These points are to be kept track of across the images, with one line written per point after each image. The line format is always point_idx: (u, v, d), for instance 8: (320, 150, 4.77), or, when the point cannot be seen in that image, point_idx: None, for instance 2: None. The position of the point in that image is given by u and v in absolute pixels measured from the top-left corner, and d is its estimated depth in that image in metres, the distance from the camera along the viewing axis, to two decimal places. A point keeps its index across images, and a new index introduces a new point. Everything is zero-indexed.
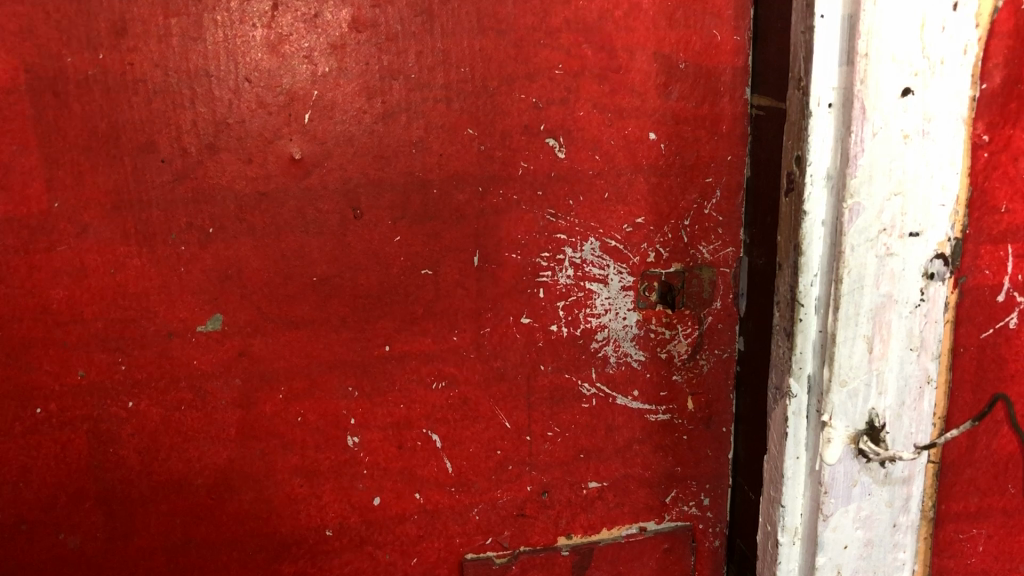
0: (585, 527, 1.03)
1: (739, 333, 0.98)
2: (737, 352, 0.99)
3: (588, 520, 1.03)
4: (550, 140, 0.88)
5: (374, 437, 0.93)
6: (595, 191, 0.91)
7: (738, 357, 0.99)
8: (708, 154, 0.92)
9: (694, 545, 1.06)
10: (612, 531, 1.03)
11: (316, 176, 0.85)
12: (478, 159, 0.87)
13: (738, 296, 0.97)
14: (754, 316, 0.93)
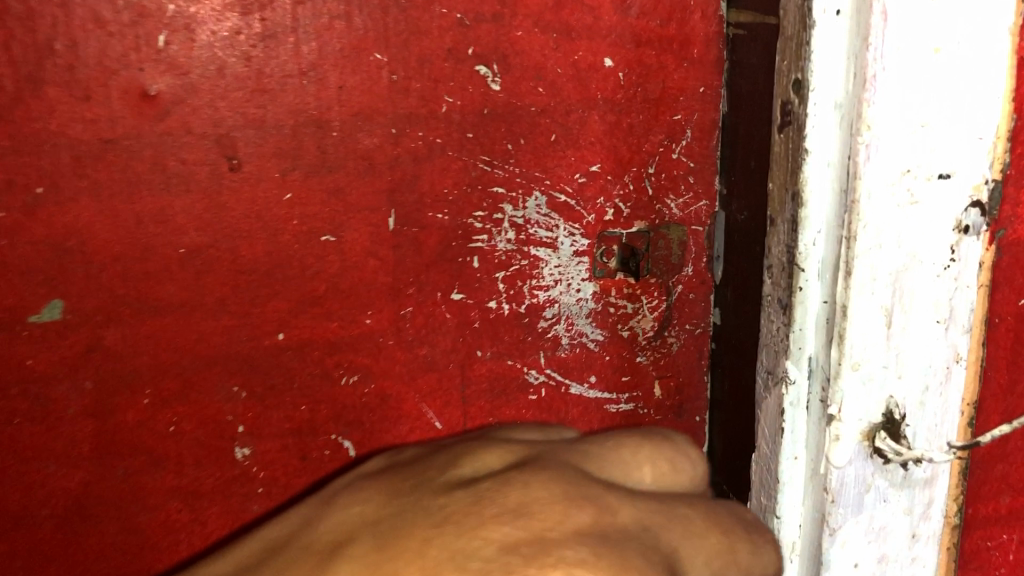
0: None
1: (715, 304, 0.81)
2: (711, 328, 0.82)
3: None
4: (480, 68, 0.70)
5: (269, 447, 0.75)
6: (539, 133, 0.73)
7: (714, 333, 0.82)
8: (676, 85, 0.74)
9: None
10: None
11: (177, 117, 0.65)
12: (390, 93, 0.69)
13: (714, 259, 0.80)
14: (736, 284, 0.76)
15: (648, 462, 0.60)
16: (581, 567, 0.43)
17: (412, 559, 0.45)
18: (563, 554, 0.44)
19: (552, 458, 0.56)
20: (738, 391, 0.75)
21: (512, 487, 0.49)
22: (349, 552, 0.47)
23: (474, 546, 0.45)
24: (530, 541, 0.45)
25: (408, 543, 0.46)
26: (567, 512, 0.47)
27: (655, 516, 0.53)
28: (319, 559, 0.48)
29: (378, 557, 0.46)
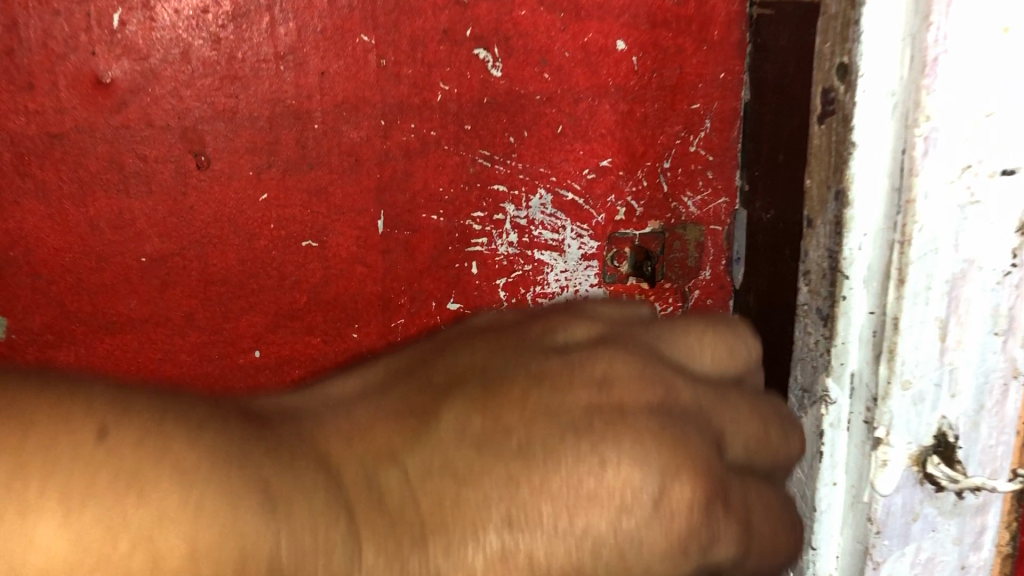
0: None
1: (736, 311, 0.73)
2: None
3: None
4: (479, 52, 0.62)
5: None
6: (544, 124, 0.65)
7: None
8: (694, 71, 0.67)
9: None
10: None
11: (136, 108, 0.57)
12: (378, 80, 0.61)
13: (733, 262, 0.71)
14: (757, 291, 0.67)
15: (711, 345, 0.51)
16: (654, 438, 0.41)
17: (512, 408, 0.43)
18: (637, 423, 0.41)
19: (638, 332, 0.51)
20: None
21: (607, 354, 0.46)
22: (454, 397, 0.44)
23: (563, 403, 0.42)
24: (609, 408, 0.42)
25: (510, 395, 0.43)
26: (646, 387, 0.44)
27: (716, 399, 0.47)
28: (430, 399, 0.45)
29: (484, 400, 0.43)
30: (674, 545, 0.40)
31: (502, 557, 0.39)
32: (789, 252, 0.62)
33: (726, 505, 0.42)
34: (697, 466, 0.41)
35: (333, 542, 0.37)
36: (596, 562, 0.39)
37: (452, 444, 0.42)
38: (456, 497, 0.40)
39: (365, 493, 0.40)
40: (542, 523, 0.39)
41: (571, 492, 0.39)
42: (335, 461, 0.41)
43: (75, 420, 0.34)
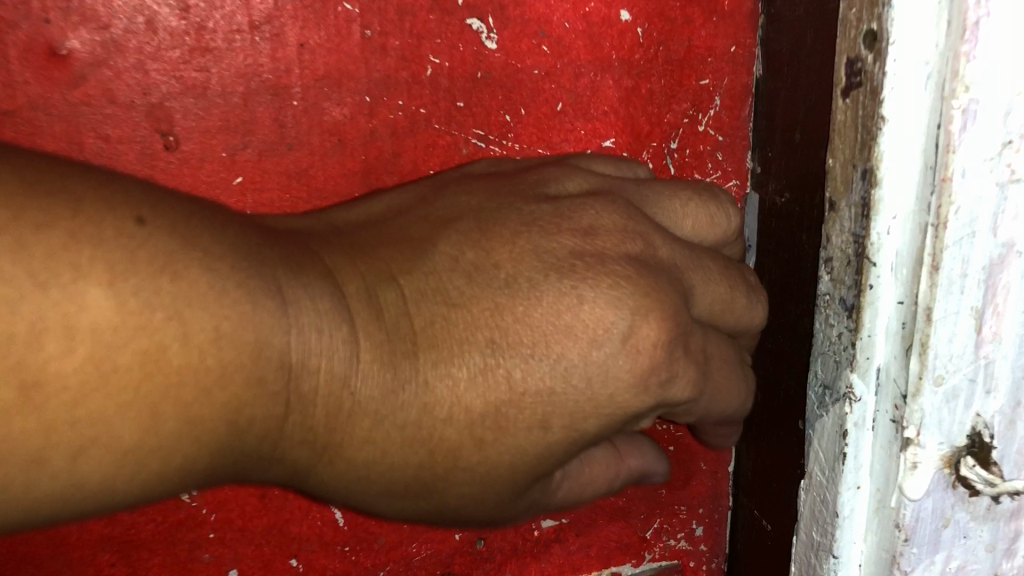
0: None
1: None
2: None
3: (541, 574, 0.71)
4: (473, 22, 0.57)
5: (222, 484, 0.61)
6: (542, 100, 0.60)
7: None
8: (702, 44, 0.62)
9: None
10: None
11: (95, 83, 0.52)
12: (363, 51, 0.56)
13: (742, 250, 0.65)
14: (768, 279, 0.61)
15: (694, 212, 0.55)
16: (625, 282, 0.47)
17: (502, 245, 0.49)
18: (615, 270, 0.48)
19: (626, 192, 0.54)
20: (771, 408, 0.62)
21: (595, 205, 0.51)
22: (451, 229, 0.50)
23: (548, 245, 0.49)
24: (591, 254, 0.48)
25: (501, 234, 0.49)
26: (628, 241, 0.49)
27: (693, 261, 0.52)
28: (428, 230, 0.50)
29: (476, 236, 0.50)
30: (638, 377, 0.47)
31: (479, 374, 0.47)
32: (805, 236, 0.56)
33: (684, 351, 0.49)
34: (666, 312, 0.48)
35: (335, 347, 0.45)
36: (569, 384, 0.47)
37: (445, 270, 0.49)
38: (446, 316, 0.47)
39: (366, 308, 0.47)
40: (522, 347, 0.47)
41: (549, 323, 0.47)
42: (336, 273, 0.47)
43: (116, 206, 0.39)
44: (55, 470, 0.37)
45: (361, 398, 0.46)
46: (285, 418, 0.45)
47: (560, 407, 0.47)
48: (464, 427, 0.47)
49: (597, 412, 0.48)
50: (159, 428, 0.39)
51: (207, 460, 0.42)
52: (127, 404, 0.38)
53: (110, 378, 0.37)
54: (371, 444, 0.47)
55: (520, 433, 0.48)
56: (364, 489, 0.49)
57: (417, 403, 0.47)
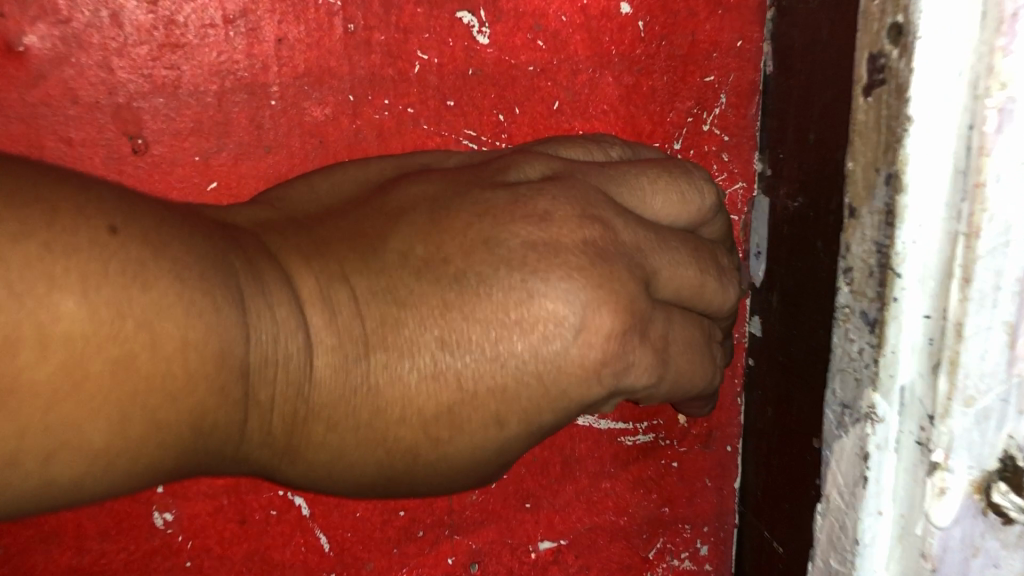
0: None
1: (754, 312, 0.62)
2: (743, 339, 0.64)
3: None
4: (463, 15, 0.54)
5: (199, 510, 0.57)
6: (538, 99, 0.57)
7: (751, 349, 0.63)
8: (707, 38, 0.59)
9: None
10: None
11: (56, 82, 0.48)
12: (346, 47, 0.52)
13: (751, 255, 0.61)
14: (783, 288, 0.58)
15: (664, 188, 0.50)
16: (578, 275, 0.43)
17: (452, 240, 0.45)
18: (568, 260, 0.43)
19: (586, 176, 0.48)
20: (791, 424, 0.58)
21: (549, 192, 0.45)
22: (403, 220, 0.45)
23: (503, 238, 0.44)
24: (544, 245, 0.44)
25: (453, 225, 0.45)
26: (584, 225, 0.44)
27: (655, 241, 0.47)
28: (382, 224, 0.45)
29: (429, 230, 0.45)
30: (591, 371, 0.44)
31: (430, 375, 0.44)
32: (820, 245, 0.52)
33: (641, 337, 0.45)
34: (619, 301, 0.44)
35: (291, 352, 0.41)
36: (521, 378, 0.44)
37: (398, 268, 0.44)
38: (394, 321, 0.43)
39: (321, 312, 0.42)
40: (473, 348, 0.44)
41: (499, 319, 0.44)
42: (295, 277, 0.42)
43: (89, 209, 0.32)
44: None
45: (316, 403, 0.43)
46: (245, 427, 0.40)
47: (517, 405, 0.44)
48: (418, 426, 0.44)
49: (550, 405, 0.45)
50: (120, 440, 0.33)
51: (177, 461, 0.36)
52: (100, 411, 0.31)
53: (83, 392, 0.31)
54: (329, 447, 0.44)
55: (475, 429, 0.45)
56: (332, 481, 0.46)
57: (369, 404, 0.43)
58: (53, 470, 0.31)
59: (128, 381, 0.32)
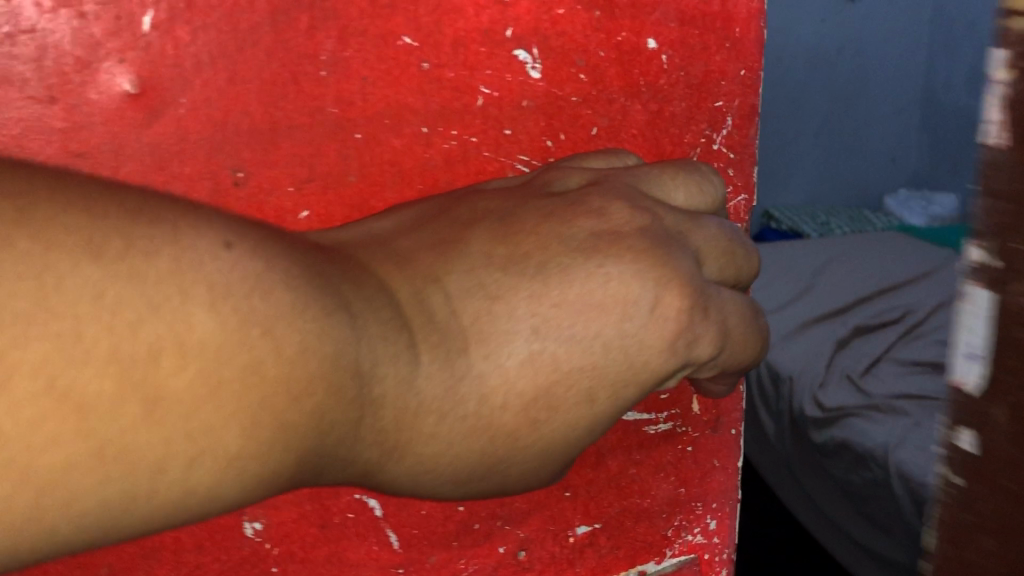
0: None
1: (958, 419, 0.46)
2: (943, 452, 0.48)
3: None
4: (518, 53, 0.60)
5: (285, 517, 0.61)
6: (580, 126, 0.63)
7: (960, 469, 0.46)
8: (718, 69, 0.67)
9: None
10: None
11: (168, 122, 0.51)
12: (421, 84, 0.57)
13: (960, 354, 0.45)
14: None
15: (683, 184, 0.60)
16: (644, 256, 0.51)
17: (526, 238, 0.52)
18: (631, 244, 0.51)
19: (620, 179, 0.58)
20: None
21: (598, 195, 0.55)
22: (477, 229, 0.52)
23: (568, 232, 0.52)
24: (608, 234, 0.52)
25: (526, 227, 0.52)
26: (636, 215, 0.53)
27: (691, 222, 0.57)
28: (456, 232, 0.53)
29: (502, 233, 0.52)
30: (667, 344, 0.51)
31: (525, 359, 0.49)
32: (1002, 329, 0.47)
33: (706, 314, 0.52)
34: (680, 276, 0.52)
35: (397, 353, 0.44)
36: (607, 354, 0.50)
37: (480, 265, 0.50)
38: (490, 310, 0.49)
39: (418, 312, 0.47)
40: (561, 330, 0.49)
41: (582, 302, 0.50)
42: (388, 285, 0.47)
43: (206, 228, 0.35)
44: (157, 494, 0.32)
45: (425, 398, 0.45)
46: (357, 430, 0.41)
47: (605, 379, 0.50)
48: (520, 411, 0.48)
49: (634, 377, 0.51)
50: (253, 440, 0.34)
51: (298, 465, 0.37)
52: (234, 415, 0.34)
53: (219, 395, 0.33)
54: (438, 439, 0.46)
55: (571, 408, 0.49)
56: (428, 483, 0.47)
57: (473, 395, 0.47)
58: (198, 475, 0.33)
59: (257, 384, 0.34)
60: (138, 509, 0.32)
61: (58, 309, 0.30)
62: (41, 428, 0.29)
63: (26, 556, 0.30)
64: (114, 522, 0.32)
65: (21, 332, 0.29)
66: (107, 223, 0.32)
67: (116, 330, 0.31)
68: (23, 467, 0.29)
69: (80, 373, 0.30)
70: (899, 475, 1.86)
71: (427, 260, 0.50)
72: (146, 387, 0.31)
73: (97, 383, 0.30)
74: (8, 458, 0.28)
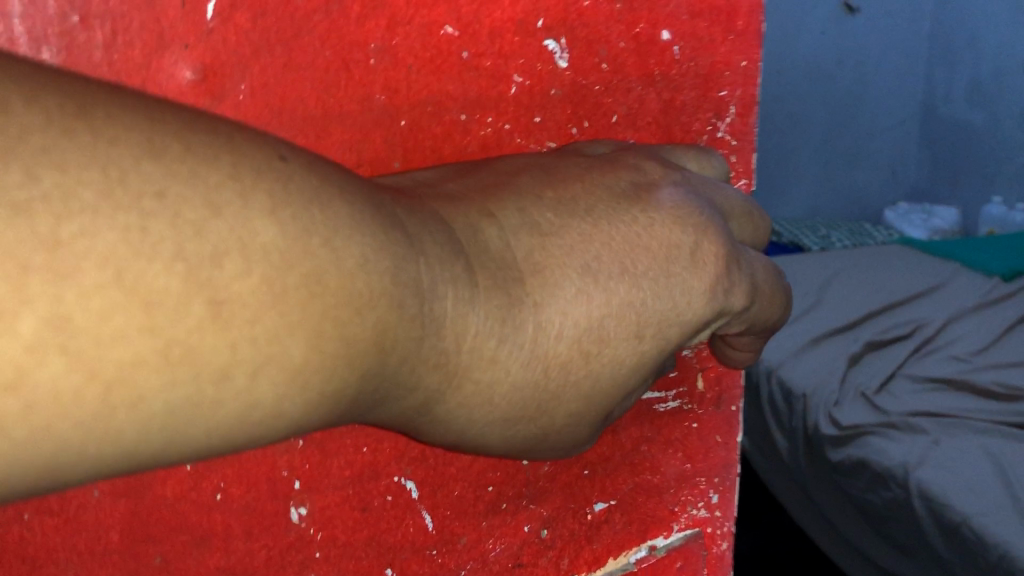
0: (590, 563, 0.76)
1: None
2: None
3: (593, 554, 0.76)
4: (549, 43, 0.62)
5: (329, 502, 0.62)
6: (601, 114, 0.66)
7: None
8: (723, 60, 0.70)
9: (704, 555, 0.82)
10: (620, 561, 0.78)
11: (227, 108, 0.52)
12: (461, 73, 0.59)
13: None
14: None
15: (694, 157, 0.65)
16: (684, 207, 0.53)
17: (570, 183, 0.52)
18: (669, 196, 0.53)
19: (644, 150, 0.61)
20: None
21: (629, 158, 0.57)
22: (521, 177, 0.52)
23: (608, 181, 0.53)
24: (645, 185, 0.54)
25: (569, 174, 0.53)
26: (667, 172, 0.57)
27: (711, 183, 0.60)
28: (500, 178, 0.52)
29: (546, 180, 0.52)
30: (709, 288, 0.51)
31: (579, 295, 0.48)
32: None
33: (740, 265, 0.54)
34: (717, 226, 0.53)
35: (458, 280, 0.44)
36: (655, 294, 0.50)
37: (531, 203, 0.50)
38: (544, 246, 0.48)
39: (473, 241, 0.46)
40: (612, 267, 0.49)
41: (631, 241, 0.50)
42: (443, 215, 0.46)
43: (260, 143, 0.36)
44: (221, 399, 0.32)
45: (487, 324, 0.45)
46: (416, 346, 0.41)
47: (653, 316, 0.50)
48: (575, 342, 0.48)
49: (678, 321, 0.51)
50: (318, 351, 0.35)
51: (362, 375, 0.38)
52: (298, 324, 0.34)
53: (285, 301, 0.34)
54: (497, 363, 0.46)
55: (620, 348, 0.49)
56: (484, 414, 0.47)
57: (532, 318, 0.47)
58: (263, 384, 0.34)
59: (317, 294, 0.35)
60: (200, 416, 0.32)
61: (122, 205, 0.29)
62: (112, 318, 0.29)
63: (93, 458, 0.30)
64: (176, 428, 0.32)
65: (92, 224, 0.29)
66: (166, 122, 0.32)
67: (179, 227, 0.31)
68: (94, 361, 0.29)
69: (146, 269, 0.30)
70: (922, 496, 1.74)
71: (477, 198, 0.50)
72: (212, 287, 0.31)
73: (165, 280, 0.30)
74: (79, 347, 0.28)
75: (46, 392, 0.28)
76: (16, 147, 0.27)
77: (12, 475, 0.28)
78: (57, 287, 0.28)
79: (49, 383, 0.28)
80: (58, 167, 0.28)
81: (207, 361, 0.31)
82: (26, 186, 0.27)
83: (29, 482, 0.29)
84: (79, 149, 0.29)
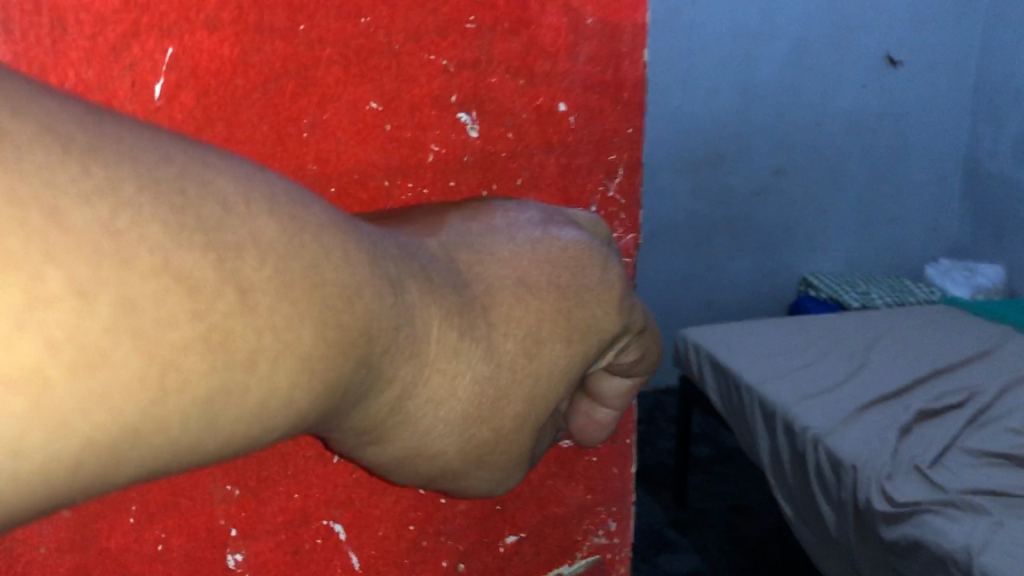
0: None
1: None
2: None
3: None
4: (461, 116, 0.68)
5: (263, 548, 0.65)
6: (510, 177, 0.72)
7: None
8: (612, 128, 0.77)
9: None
10: None
11: None
12: (383, 145, 0.65)
13: None
14: None
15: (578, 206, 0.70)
16: (587, 238, 0.62)
17: (490, 215, 0.60)
18: (572, 229, 0.62)
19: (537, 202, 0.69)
20: None
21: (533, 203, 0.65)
22: (449, 214, 0.59)
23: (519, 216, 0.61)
24: (554, 217, 0.63)
25: (487, 212, 0.60)
26: (565, 212, 0.65)
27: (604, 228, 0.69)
28: (431, 219, 0.58)
29: (470, 214, 0.59)
30: (617, 303, 0.61)
31: (518, 299, 0.56)
32: None
33: (634, 295, 0.64)
34: (615, 258, 0.63)
35: (425, 289, 0.49)
36: (575, 304, 0.59)
37: (464, 227, 0.57)
38: (481, 259, 0.55)
39: (421, 245, 0.52)
40: (542, 279, 0.57)
41: (554, 263, 0.59)
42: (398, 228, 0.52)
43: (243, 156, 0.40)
44: (250, 386, 0.36)
45: (454, 320, 0.51)
46: (396, 331, 0.46)
47: (579, 321, 0.59)
48: (520, 340, 0.55)
49: (597, 329, 0.60)
50: (322, 337, 0.39)
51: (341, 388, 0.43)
52: (304, 309, 0.39)
53: (290, 291, 0.38)
54: (458, 355, 0.51)
55: (555, 350, 0.57)
56: (448, 409, 0.52)
57: (483, 317, 0.53)
58: (281, 367, 0.38)
59: (318, 283, 0.40)
60: (231, 406, 0.36)
61: (160, 202, 0.34)
62: (165, 303, 0.33)
63: (148, 444, 0.33)
64: (213, 414, 0.35)
65: (140, 212, 0.33)
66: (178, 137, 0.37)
67: (206, 223, 0.35)
68: (154, 341, 0.32)
69: (188, 258, 0.34)
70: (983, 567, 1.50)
71: (416, 225, 0.56)
72: (238, 277, 0.36)
73: (202, 268, 0.34)
74: (144, 330, 0.32)
75: (119, 371, 0.32)
76: (75, 148, 0.32)
77: (88, 455, 0.32)
78: (122, 271, 0.32)
79: (121, 360, 0.32)
80: (104, 165, 0.32)
81: (243, 346, 0.36)
82: (85, 180, 0.31)
83: (96, 467, 0.32)
84: (117, 152, 0.33)
